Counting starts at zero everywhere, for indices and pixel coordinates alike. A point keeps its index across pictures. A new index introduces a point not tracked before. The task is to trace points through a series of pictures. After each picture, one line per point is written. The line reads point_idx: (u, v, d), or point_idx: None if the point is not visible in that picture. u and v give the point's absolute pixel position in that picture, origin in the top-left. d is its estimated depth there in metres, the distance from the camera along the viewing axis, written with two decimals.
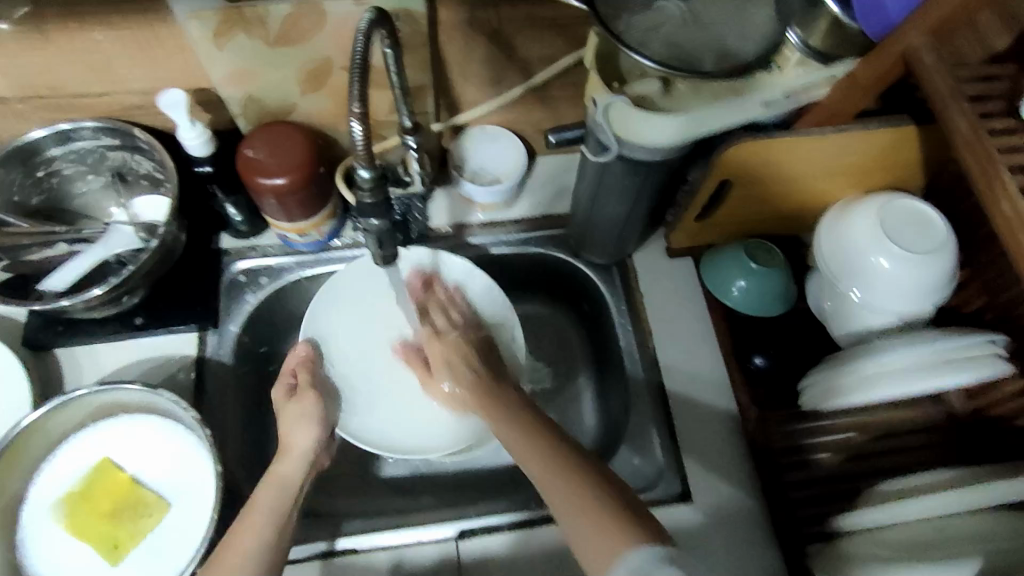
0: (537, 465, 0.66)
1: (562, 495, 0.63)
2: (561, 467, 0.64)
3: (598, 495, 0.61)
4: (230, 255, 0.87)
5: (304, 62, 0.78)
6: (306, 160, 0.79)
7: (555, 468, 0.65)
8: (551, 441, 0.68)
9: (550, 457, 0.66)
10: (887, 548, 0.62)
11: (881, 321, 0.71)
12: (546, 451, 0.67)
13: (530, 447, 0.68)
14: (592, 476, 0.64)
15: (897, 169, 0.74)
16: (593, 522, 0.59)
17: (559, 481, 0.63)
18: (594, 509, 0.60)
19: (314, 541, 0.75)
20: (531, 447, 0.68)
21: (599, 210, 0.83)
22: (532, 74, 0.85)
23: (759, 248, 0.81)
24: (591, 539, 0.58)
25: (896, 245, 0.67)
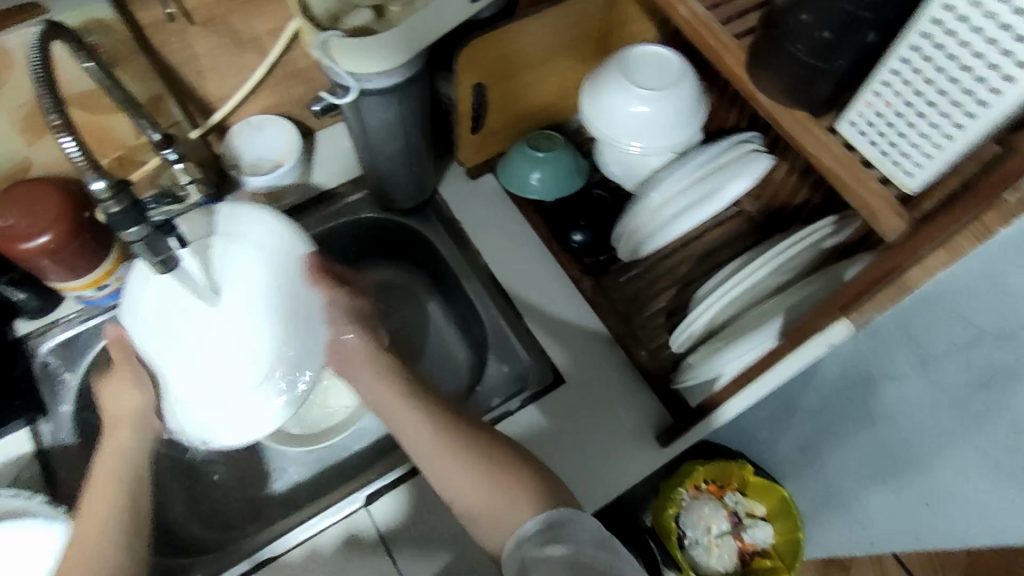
0: (401, 422, 0.64)
1: (422, 446, 0.62)
2: (408, 416, 0.64)
3: (444, 440, 0.61)
4: (31, 341, 0.82)
5: (15, 110, 0.68)
6: (62, 209, 0.72)
7: (406, 420, 0.64)
8: (423, 402, 0.65)
9: (411, 408, 0.64)
10: (719, 341, 0.73)
11: (660, 158, 0.85)
12: (406, 418, 0.64)
13: (385, 404, 0.66)
14: (463, 422, 0.64)
15: (624, 26, 0.83)
16: (453, 464, 0.60)
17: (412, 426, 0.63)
18: (459, 445, 0.61)
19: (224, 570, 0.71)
20: (399, 413, 0.65)
21: (379, 157, 0.82)
22: (268, 50, 0.80)
23: (539, 137, 0.88)
24: (463, 483, 0.59)
25: (646, 91, 0.80)
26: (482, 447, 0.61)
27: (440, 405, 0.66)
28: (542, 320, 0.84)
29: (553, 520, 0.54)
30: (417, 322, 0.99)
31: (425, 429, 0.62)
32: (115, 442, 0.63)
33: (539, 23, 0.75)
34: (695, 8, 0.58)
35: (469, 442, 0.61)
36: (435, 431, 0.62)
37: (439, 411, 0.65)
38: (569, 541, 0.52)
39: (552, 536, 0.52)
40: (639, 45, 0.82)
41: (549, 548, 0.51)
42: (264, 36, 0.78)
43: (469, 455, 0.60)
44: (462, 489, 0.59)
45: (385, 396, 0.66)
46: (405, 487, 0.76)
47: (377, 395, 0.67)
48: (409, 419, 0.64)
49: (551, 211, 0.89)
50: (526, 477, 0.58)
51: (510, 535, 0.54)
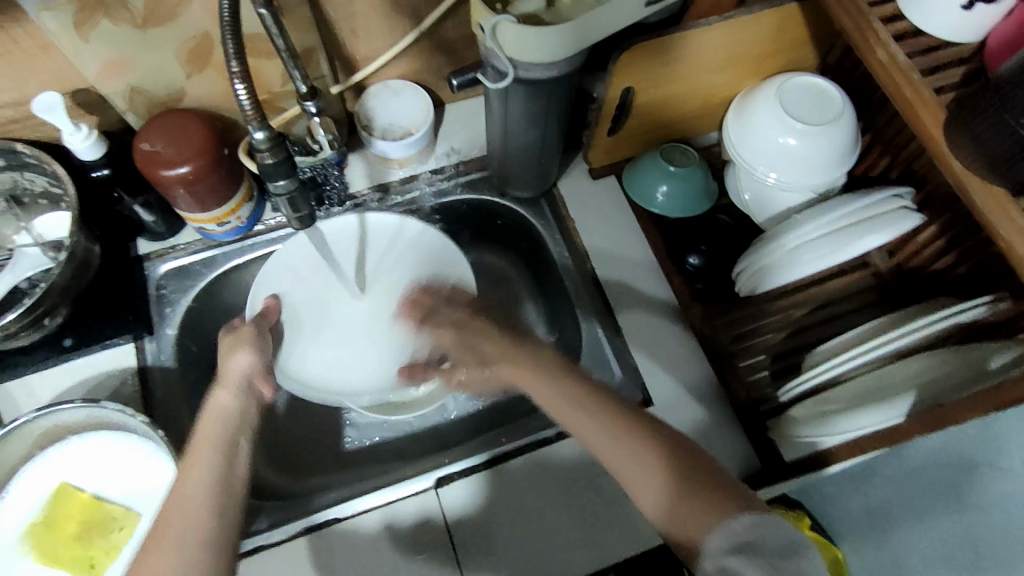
0: (584, 431, 0.61)
1: (607, 453, 0.59)
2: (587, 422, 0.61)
3: (590, 414, 0.61)
4: (149, 262, 0.85)
5: (182, 41, 0.70)
6: (205, 143, 0.74)
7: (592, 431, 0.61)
8: (592, 415, 0.61)
9: (560, 385, 0.63)
10: (838, 403, 0.70)
11: (797, 197, 0.81)
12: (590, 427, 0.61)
13: (566, 407, 0.62)
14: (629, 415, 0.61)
15: (790, 51, 0.79)
16: (640, 474, 0.58)
17: (606, 444, 0.60)
18: (639, 432, 0.59)
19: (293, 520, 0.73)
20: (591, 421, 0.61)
21: (509, 143, 0.81)
22: (422, 18, 0.79)
23: (674, 150, 0.85)
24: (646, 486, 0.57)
25: (799, 123, 0.75)
26: (664, 446, 0.58)
27: (612, 400, 0.62)
28: (642, 339, 0.82)
29: (738, 536, 0.52)
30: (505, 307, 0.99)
31: (609, 435, 0.60)
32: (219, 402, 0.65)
33: (705, 36, 0.72)
34: (896, 53, 0.54)
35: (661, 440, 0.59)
36: (613, 423, 0.60)
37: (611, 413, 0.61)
38: (755, 545, 0.51)
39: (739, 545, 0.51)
40: (801, 75, 0.78)
41: (729, 552, 0.51)
42: (422, 5, 0.78)
43: (660, 456, 0.58)
44: (650, 496, 0.57)
45: (568, 406, 0.62)
46: (477, 476, 0.75)
47: (560, 409, 0.63)
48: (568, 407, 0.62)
49: (669, 227, 0.86)
50: (716, 480, 0.56)
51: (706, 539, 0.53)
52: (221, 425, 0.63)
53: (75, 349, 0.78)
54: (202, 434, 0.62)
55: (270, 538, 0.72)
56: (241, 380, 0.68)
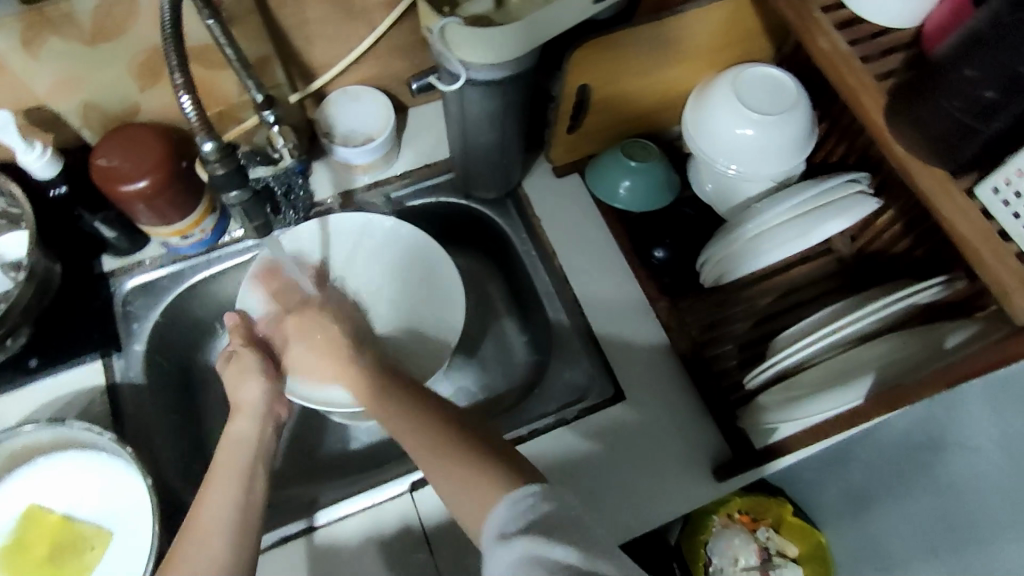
0: (402, 417, 0.60)
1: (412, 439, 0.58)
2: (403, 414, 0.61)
3: (413, 420, 0.60)
4: (114, 279, 0.84)
5: (133, 56, 0.70)
6: (163, 156, 0.74)
7: (389, 421, 0.61)
8: (432, 406, 0.61)
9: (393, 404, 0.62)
10: (803, 387, 0.71)
11: (758, 187, 0.82)
12: (392, 420, 0.61)
13: (381, 400, 0.63)
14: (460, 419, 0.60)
15: (742, 43, 0.80)
16: (443, 464, 0.56)
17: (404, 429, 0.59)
18: (450, 447, 0.56)
19: (290, 523, 0.72)
20: (397, 413, 0.61)
21: (470, 144, 0.81)
22: (376, 23, 0.79)
23: (635, 145, 0.86)
24: (454, 481, 0.54)
25: (755, 113, 0.76)
26: (484, 448, 0.56)
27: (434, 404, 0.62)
28: (611, 334, 0.82)
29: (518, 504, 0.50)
30: (477, 308, 0.99)
31: (412, 423, 0.59)
32: (240, 427, 0.65)
33: (657, 31, 0.72)
34: (838, 42, 0.55)
35: (427, 434, 0.58)
36: (439, 433, 0.58)
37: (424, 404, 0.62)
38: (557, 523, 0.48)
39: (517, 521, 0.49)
40: (754, 65, 0.79)
41: (517, 534, 0.48)
42: (376, 11, 0.78)
43: (435, 435, 0.58)
44: (444, 473, 0.55)
45: (372, 396, 0.64)
46: None
47: (377, 401, 0.63)
48: (398, 412, 0.61)
49: (635, 222, 0.87)
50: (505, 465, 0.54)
51: (494, 520, 0.50)
52: (240, 449, 0.63)
53: (41, 369, 0.78)
54: (223, 460, 0.61)
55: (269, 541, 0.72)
56: (258, 408, 0.68)
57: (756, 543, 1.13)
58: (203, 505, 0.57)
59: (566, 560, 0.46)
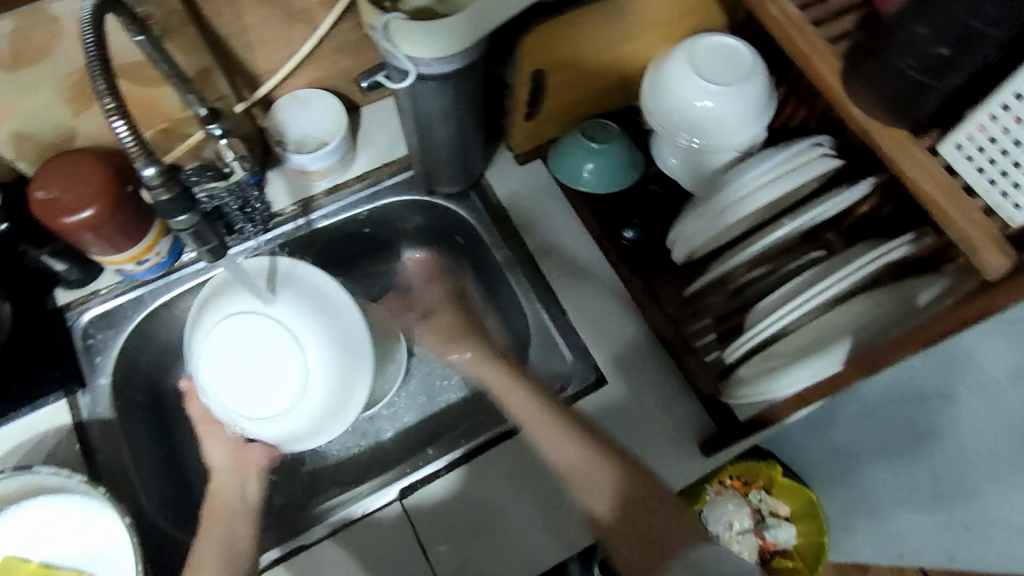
0: (559, 445, 0.67)
1: (557, 443, 0.67)
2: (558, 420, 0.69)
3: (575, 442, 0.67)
4: (70, 312, 0.81)
5: (62, 79, 0.65)
6: (105, 182, 0.70)
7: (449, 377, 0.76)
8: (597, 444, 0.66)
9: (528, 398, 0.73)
10: (779, 359, 0.70)
11: (723, 158, 0.81)
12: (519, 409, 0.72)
13: (544, 421, 0.69)
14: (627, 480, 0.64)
15: (693, 12, 0.78)
16: (592, 479, 0.65)
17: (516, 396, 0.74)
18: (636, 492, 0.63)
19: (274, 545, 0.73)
20: (569, 444, 0.67)
21: (428, 141, 0.79)
22: (319, 23, 0.77)
23: (595, 126, 0.84)
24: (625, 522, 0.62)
25: (711, 84, 0.75)
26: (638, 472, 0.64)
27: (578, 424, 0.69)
28: (587, 319, 0.82)
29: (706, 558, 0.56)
30: None
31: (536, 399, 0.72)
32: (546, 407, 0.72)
33: (608, 7, 0.71)
34: (787, 7, 0.54)
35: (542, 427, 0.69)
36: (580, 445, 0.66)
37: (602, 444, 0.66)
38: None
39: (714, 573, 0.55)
40: (711, 36, 0.77)
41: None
42: (316, 9, 0.75)
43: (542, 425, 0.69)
44: (594, 498, 0.64)
45: (547, 416, 0.70)
46: (441, 481, 0.76)
47: (538, 422, 0.70)
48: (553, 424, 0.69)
49: (601, 204, 0.86)
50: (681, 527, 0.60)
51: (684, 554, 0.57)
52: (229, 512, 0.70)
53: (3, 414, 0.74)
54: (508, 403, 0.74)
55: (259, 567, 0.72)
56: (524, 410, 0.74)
57: (747, 504, 1.08)
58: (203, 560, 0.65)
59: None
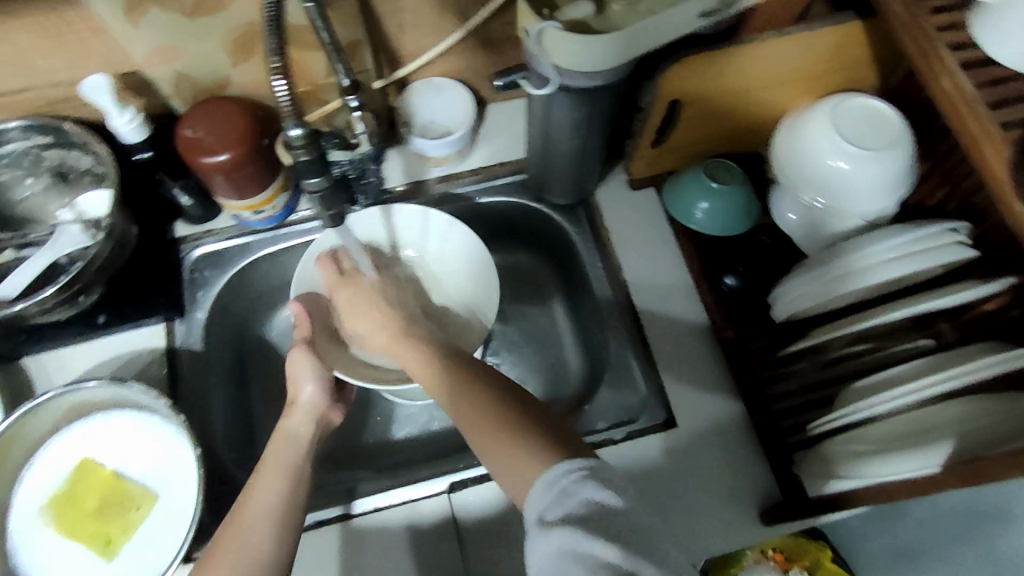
0: (487, 430, 0.55)
1: (478, 440, 0.56)
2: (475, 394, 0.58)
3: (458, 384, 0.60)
4: (185, 245, 0.86)
5: (228, 31, 0.69)
6: (245, 131, 0.74)
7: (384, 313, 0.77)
8: (486, 385, 0.59)
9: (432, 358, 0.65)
10: (865, 443, 0.66)
11: (847, 223, 0.77)
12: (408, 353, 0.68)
13: (446, 381, 0.62)
14: (510, 414, 0.56)
15: (846, 68, 0.75)
16: (513, 452, 0.53)
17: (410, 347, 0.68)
18: (495, 422, 0.55)
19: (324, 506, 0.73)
20: (490, 438, 0.55)
21: (551, 148, 0.79)
22: (470, 15, 0.78)
23: (717, 166, 0.83)
24: (497, 460, 0.54)
25: (849, 145, 0.72)
26: (519, 421, 0.55)
27: (495, 373, 0.61)
28: (670, 358, 0.80)
29: (557, 486, 0.48)
30: (536, 311, 0.97)
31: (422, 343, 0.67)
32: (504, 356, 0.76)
33: (760, 51, 0.69)
34: (964, 84, 0.52)
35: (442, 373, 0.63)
36: (464, 395, 0.59)
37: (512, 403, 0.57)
38: (601, 522, 0.46)
39: (555, 500, 0.48)
40: (860, 95, 0.74)
41: (557, 524, 0.46)
42: (471, 4, 0.77)
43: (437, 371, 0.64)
44: (499, 462, 0.54)
45: (452, 385, 0.61)
46: (491, 484, 0.75)
47: (429, 373, 0.65)
48: (447, 372, 0.63)
49: (708, 245, 0.84)
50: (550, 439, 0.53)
51: (532, 500, 0.49)
52: (291, 449, 0.67)
53: (108, 326, 0.80)
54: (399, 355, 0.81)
55: (301, 524, 0.72)
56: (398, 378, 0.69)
57: None
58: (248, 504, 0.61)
59: (608, 559, 0.44)
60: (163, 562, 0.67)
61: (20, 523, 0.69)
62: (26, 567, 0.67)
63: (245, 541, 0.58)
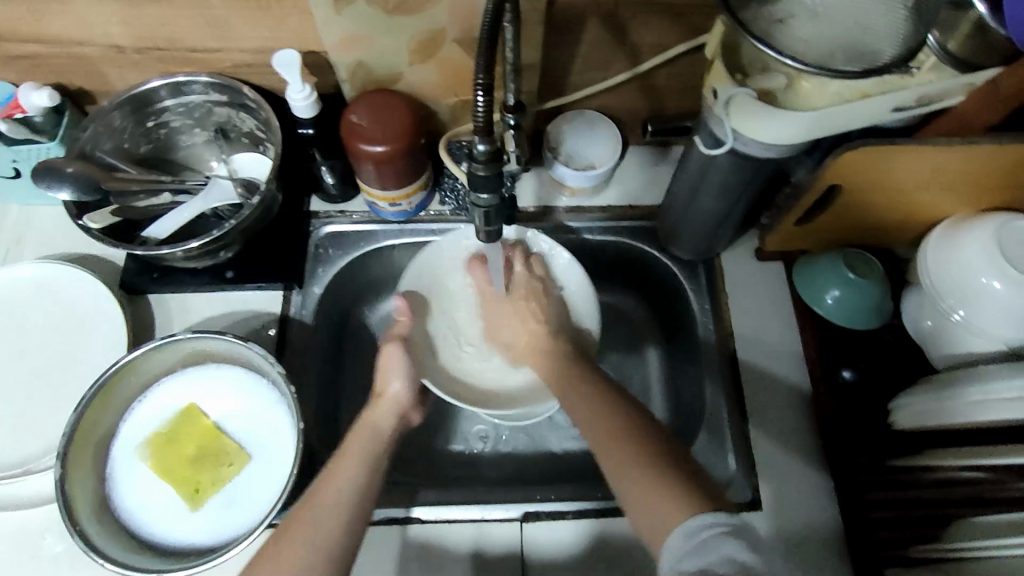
0: (631, 481, 0.57)
1: (619, 475, 0.58)
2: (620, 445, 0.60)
3: (600, 408, 0.65)
4: (317, 220, 0.89)
5: (417, 33, 0.72)
6: (406, 128, 0.76)
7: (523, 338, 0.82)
8: (623, 411, 0.64)
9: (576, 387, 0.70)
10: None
11: (986, 347, 0.72)
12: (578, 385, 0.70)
13: (577, 404, 0.67)
14: (653, 443, 0.60)
15: (1022, 188, 0.72)
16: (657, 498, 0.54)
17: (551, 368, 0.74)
18: (638, 457, 0.58)
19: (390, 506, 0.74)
20: (629, 468, 0.58)
21: (693, 204, 0.79)
22: (641, 61, 0.80)
23: (858, 258, 0.80)
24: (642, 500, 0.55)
25: (1011, 267, 0.69)
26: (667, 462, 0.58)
27: (627, 402, 0.66)
28: (767, 439, 0.79)
29: (691, 534, 0.50)
30: (631, 356, 0.96)
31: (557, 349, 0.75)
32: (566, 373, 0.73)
33: (940, 154, 0.67)
34: None
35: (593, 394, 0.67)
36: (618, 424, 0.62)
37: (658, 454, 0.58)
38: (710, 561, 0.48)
39: (691, 552, 0.49)
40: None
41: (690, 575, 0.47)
42: (647, 48, 0.78)
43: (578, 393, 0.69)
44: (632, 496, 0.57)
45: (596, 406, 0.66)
46: (564, 522, 0.75)
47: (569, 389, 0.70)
48: (582, 392, 0.68)
49: (829, 334, 0.82)
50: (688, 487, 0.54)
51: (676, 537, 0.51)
52: (374, 441, 0.68)
53: (234, 282, 0.83)
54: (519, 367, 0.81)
55: (373, 516, 0.74)
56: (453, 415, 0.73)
57: None
58: (323, 487, 0.62)
59: None
60: (243, 523, 0.69)
61: (123, 451, 0.73)
62: (121, 494, 0.71)
63: (313, 527, 0.59)
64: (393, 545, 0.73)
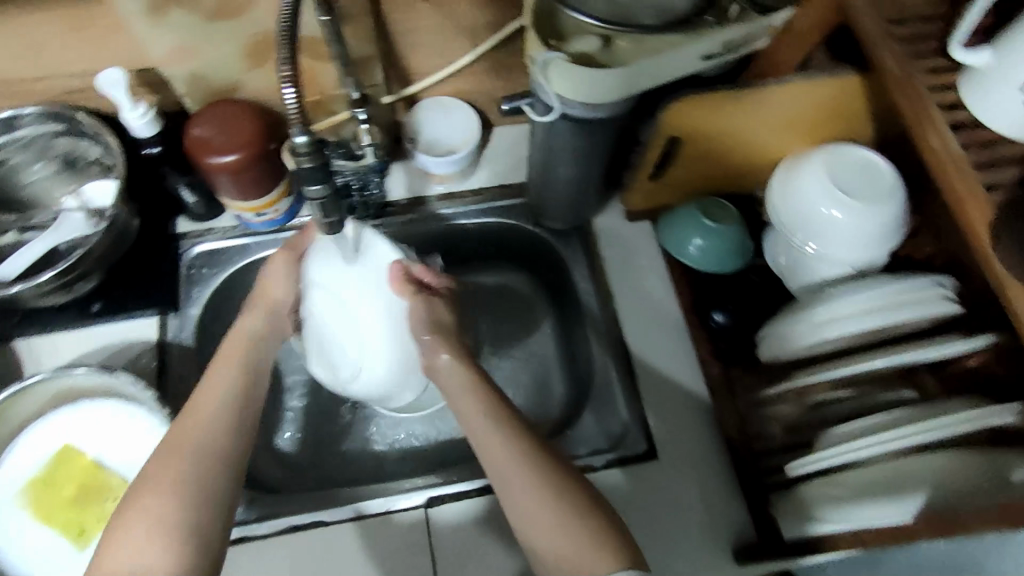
0: (528, 499, 0.58)
1: (507, 489, 0.59)
2: (500, 442, 0.61)
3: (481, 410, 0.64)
4: (184, 240, 0.87)
5: (247, 37, 0.71)
6: (255, 134, 0.76)
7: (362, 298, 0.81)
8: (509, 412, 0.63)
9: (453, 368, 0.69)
10: (842, 488, 0.67)
11: (835, 271, 0.78)
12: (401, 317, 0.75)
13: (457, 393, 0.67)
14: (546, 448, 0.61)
15: (845, 120, 0.77)
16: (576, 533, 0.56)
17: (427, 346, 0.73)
18: (546, 482, 0.58)
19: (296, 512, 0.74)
20: (526, 494, 0.59)
21: (552, 174, 0.81)
22: (480, 41, 0.81)
23: (712, 205, 0.84)
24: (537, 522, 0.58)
25: (844, 194, 0.73)
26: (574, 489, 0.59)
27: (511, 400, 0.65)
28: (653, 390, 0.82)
29: None
30: (527, 331, 0.98)
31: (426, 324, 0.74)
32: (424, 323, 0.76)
33: (762, 97, 0.71)
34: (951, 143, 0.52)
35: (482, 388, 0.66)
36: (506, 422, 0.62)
37: (576, 488, 0.59)
38: None
39: None
40: (856, 147, 0.76)
41: None
42: (483, 28, 0.79)
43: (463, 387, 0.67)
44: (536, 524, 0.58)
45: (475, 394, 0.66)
46: (469, 501, 0.76)
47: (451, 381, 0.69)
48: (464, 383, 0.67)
49: (700, 281, 0.85)
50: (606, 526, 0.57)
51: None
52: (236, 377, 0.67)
53: (103, 315, 0.81)
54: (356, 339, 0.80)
55: (278, 524, 0.74)
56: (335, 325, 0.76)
57: None
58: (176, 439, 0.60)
59: None
60: None
61: None
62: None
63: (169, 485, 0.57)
64: (302, 551, 0.73)
